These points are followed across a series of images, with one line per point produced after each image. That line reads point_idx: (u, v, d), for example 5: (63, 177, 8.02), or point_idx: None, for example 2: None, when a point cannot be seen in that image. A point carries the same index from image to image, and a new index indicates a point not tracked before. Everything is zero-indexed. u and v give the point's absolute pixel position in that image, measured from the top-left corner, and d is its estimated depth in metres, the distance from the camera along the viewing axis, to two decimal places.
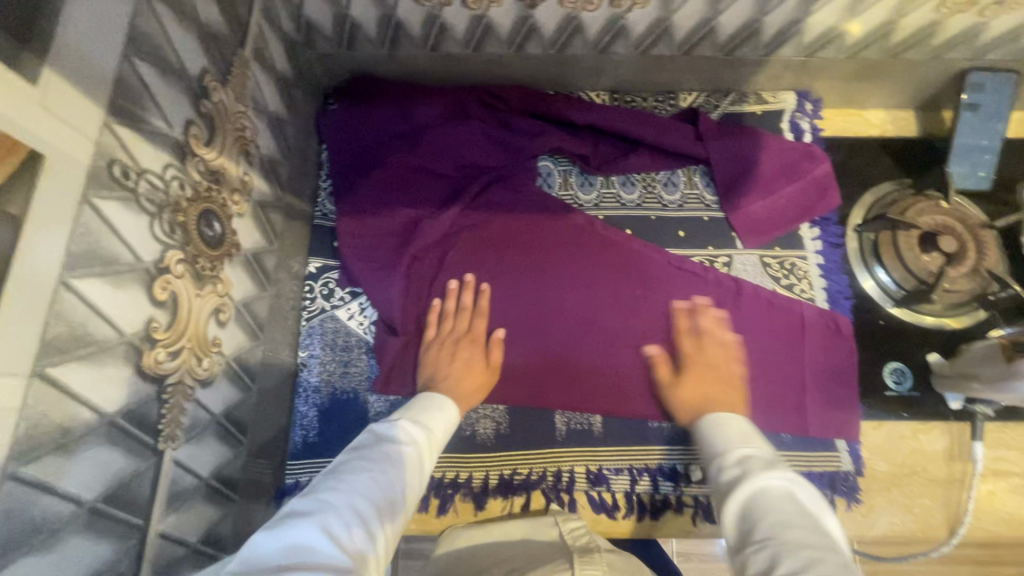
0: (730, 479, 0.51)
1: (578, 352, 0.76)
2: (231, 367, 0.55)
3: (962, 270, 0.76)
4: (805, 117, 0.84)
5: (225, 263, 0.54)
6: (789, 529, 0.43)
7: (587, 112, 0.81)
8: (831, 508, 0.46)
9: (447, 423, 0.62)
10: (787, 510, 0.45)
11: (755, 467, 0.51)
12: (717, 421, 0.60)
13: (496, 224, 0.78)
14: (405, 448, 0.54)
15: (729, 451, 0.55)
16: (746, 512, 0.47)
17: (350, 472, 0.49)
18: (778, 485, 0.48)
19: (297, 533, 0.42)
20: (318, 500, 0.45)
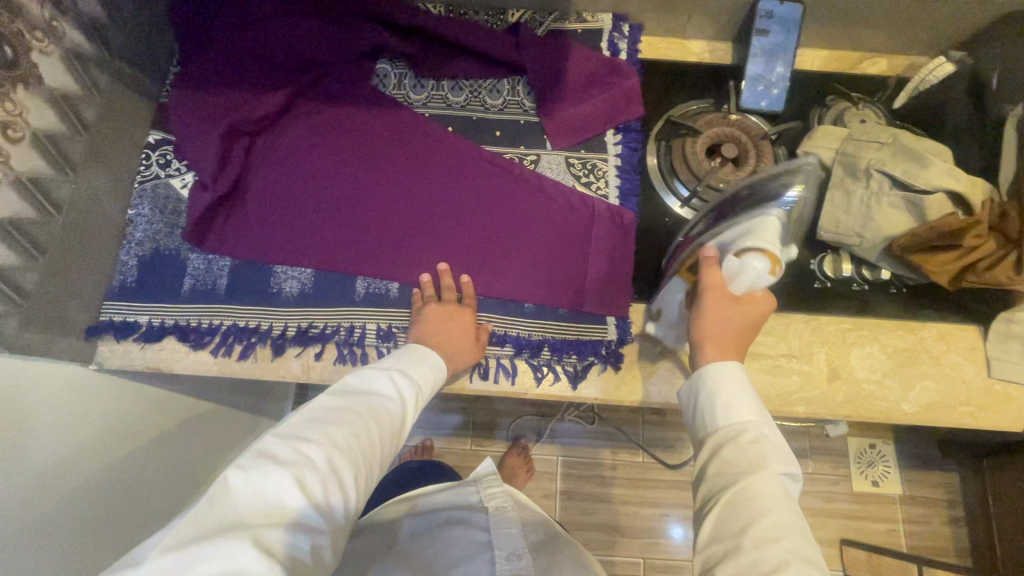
0: (736, 464, 0.54)
1: (383, 226, 0.84)
2: (23, 183, 0.66)
3: (741, 176, 0.84)
4: (621, 38, 0.93)
5: (20, 87, 0.64)
6: (786, 528, 0.50)
7: (413, 15, 0.88)
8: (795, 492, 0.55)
9: (434, 380, 0.70)
10: (785, 505, 0.51)
11: (772, 453, 0.55)
12: (742, 390, 0.59)
13: (327, 113, 0.87)
14: (387, 405, 0.63)
15: (744, 424, 0.57)
16: (750, 506, 0.51)
17: (331, 422, 0.58)
18: (783, 475, 0.54)
19: (280, 484, 0.50)
20: (298, 451, 0.53)
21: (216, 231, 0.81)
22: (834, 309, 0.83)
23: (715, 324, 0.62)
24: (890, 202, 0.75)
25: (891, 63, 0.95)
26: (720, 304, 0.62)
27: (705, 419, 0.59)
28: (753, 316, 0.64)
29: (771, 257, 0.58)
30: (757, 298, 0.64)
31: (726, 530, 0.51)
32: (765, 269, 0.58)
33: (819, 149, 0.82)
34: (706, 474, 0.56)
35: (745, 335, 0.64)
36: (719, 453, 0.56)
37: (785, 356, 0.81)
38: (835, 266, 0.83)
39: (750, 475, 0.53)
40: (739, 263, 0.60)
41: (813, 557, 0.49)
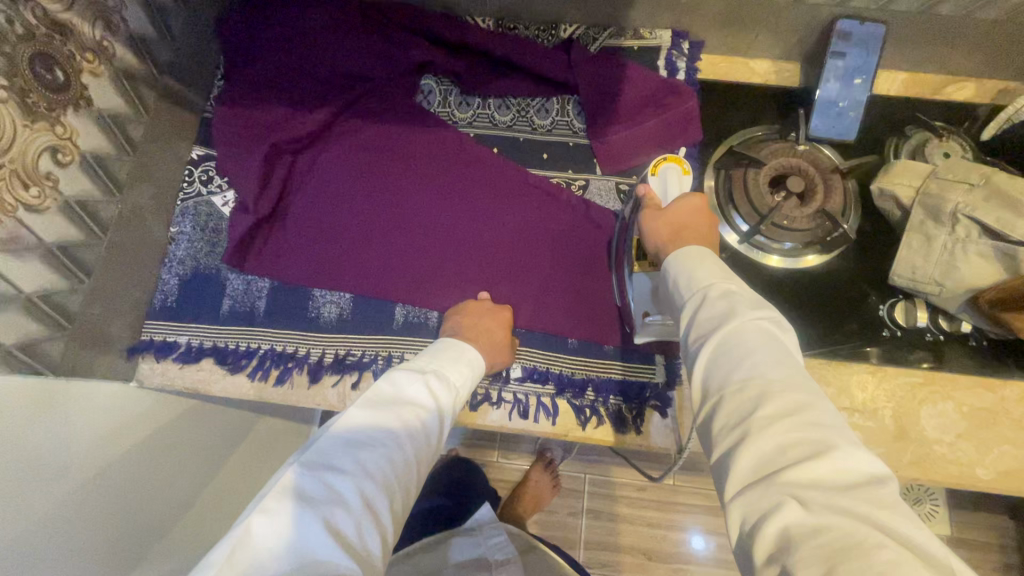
0: (708, 322, 0.50)
1: (423, 251, 0.82)
2: (71, 207, 0.65)
3: (806, 212, 0.79)
4: (681, 56, 0.87)
5: (70, 110, 0.63)
6: (771, 365, 0.45)
7: (461, 32, 0.85)
8: (793, 334, 0.50)
9: (469, 380, 0.66)
10: (766, 342, 0.47)
11: (742, 303, 0.50)
12: (695, 255, 0.58)
13: (368, 131, 0.85)
14: (421, 414, 0.59)
15: (706, 286, 0.53)
16: (728, 348, 0.47)
17: (363, 444, 0.54)
18: (761, 319, 0.49)
19: (311, 528, 0.46)
20: (329, 488, 0.50)
21: (256, 253, 0.80)
22: (904, 360, 0.76)
23: (660, 224, 0.66)
24: (979, 251, 0.68)
25: (979, 88, 0.87)
26: (653, 211, 0.68)
27: (677, 300, 0.56)
28: (692, 206, 0.67)
29: (678, 164, 0.75)
30: (685, 195, 0.68)
31: (711, 385, 0.47)
32: (679, 174, 0.74)
33: (895, 187, 0.75)
34: (687, 338, 0.52)
35: (697, 220, 0.66)
36: (692, 316, 0.52)
37: (847, 410, 0.75)
38: (908, 314, 0.76)
39: (721, 326, 0.49)
40: (660, 183, 0.74)
41: (809, 388, 0.44)
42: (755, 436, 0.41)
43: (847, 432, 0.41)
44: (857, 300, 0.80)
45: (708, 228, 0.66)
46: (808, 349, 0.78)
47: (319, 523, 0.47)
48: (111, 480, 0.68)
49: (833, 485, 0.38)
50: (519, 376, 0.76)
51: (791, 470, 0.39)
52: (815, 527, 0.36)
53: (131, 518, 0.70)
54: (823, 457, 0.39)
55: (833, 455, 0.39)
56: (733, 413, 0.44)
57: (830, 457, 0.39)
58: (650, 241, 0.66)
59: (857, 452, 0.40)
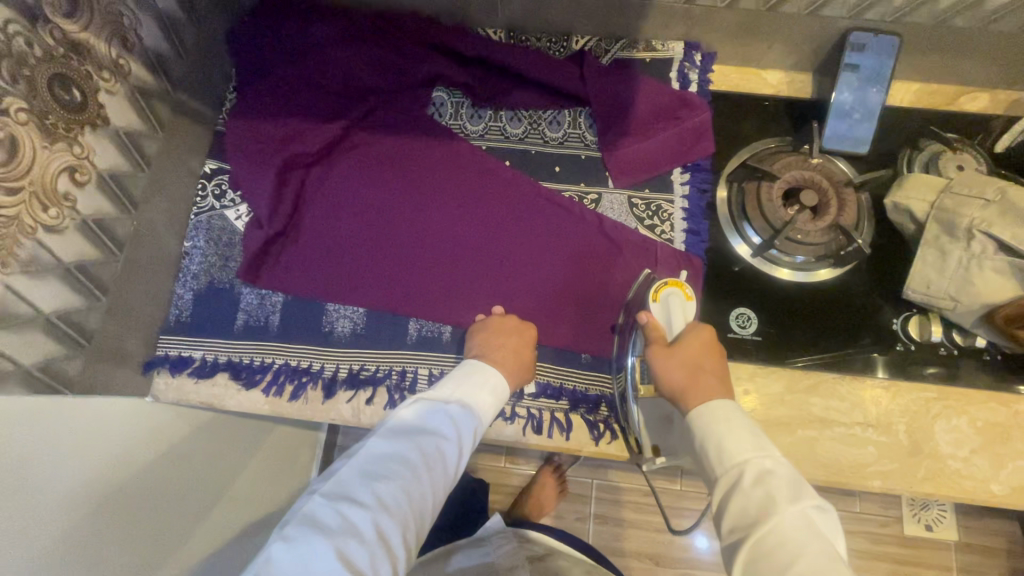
0: (744, 513, 0.51)
1: (436, 264, 0.82)
2: (87, 225, 0.65)
3: (818, 226, 0.79)
4: (693, 67, 0.87)
5: (88, 130, 0.63)
6: (819, 573, 0.45)
7: (473, 45, 0.85)
8: (836, 527, 0.50)
9: (491, 407, 0.66)
10: (810, 541, 0.47)
11: (780, 490, 0.51)
12: (722, 415, 0.58)
13: (379, 145, 0.85)
14: (440, 444, 0.59)
15: (740, 462, 0.54)
16: (773, 556, 0.47)
17: (379, 474, 0.55)
18: (804, 512, 0.49)
19: (324, 561, 0.48)
20: (344, 520, 0.51)
21: (269, 267, 0.80)
22: (920, 375, 0.76)
23: (673, 368, 0.63)
24: (994, 267, 0.68)
25: (993, 99, 0.86)
26: (661, 350, 0.65)
27: (707, 470, 0.57)
28: (701, 344, 0.66)
29: (680, 289, 0.71)
30: (692, 331, 0.67)
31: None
32: (682, 302, 0.71)
33: (910, 201, 0.75)
34: (722, 526, 0.52)
35: (707, 359, 0.65)
36: (726, 502, 0.53)
37: (859, 425, 0.75)
38: (922, 328, 0.77)
39: (761, 521, 0.49)
40: (663, 311, 0.71)
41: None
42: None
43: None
44: (871, 313, 0.79)
45: (719, 366, 0.65)
46: (822, 364, 0.78)
47: (332, 552, 0.49)
48: (132, 494, 0.68)
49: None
50: (534, 392, 0.77)
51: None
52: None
53: (152, 531, 0.70)
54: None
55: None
56: None
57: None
58: (665, 386, 0.63)
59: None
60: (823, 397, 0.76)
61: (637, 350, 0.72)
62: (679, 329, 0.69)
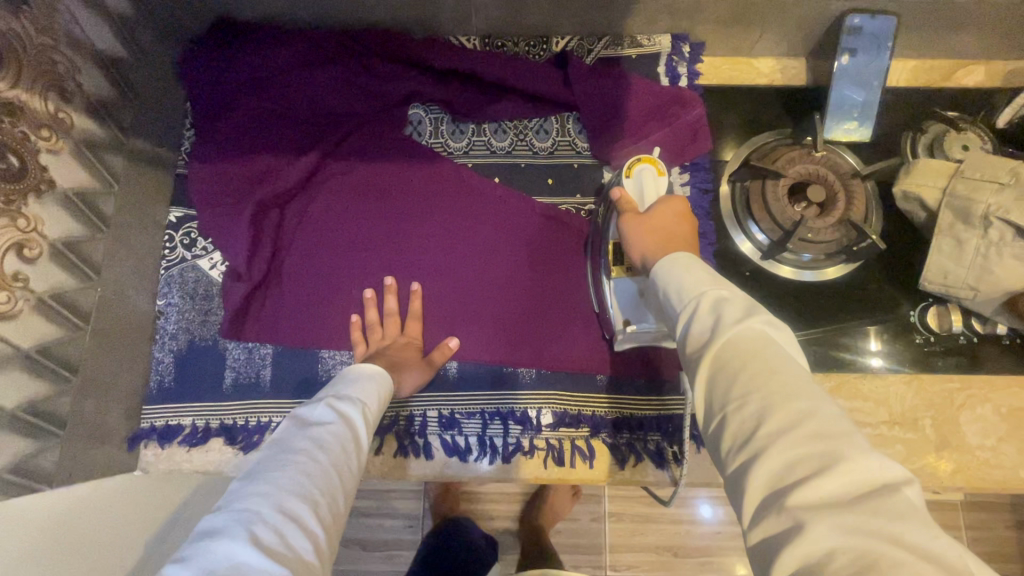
0: (700, 334, 0.45)
1: (433, 298, 0.77)
2: (45, 304, 0.58)
3: (827, 221, 0.74)
4: (682, 61, 0.82)
5: (31, 198, 0.55)
6: (768, 374, 0.40)
7: (448, 58, 0.79)
8: (793, 335, 0.44)
9: (377, 394, 0.62)
10: (765, 349, 0.42)
11: (732, 311, 0.44)
12: (683, 261, 0.52)
13: (360, 172, 0.79)
14: (332, 429, 0.54)
15: (697, 295, 0.47)
16: (722, 372, 0.42)
17: (272, 469, 0.48)
18: (756, 328, 0.43)
19: (228, 549, 0.40)
20: (239, 509, 0.43)
21: (253, 320, 0.74)
22: (941, 368, 0.74)
23: (642, 236, 0.60)
24: (1013, 254, 0.66)
25: (990, 70, 0.83)
26: (632, 219, 0.63)
27: (670, 310, 0.50)
28: (675, 212, 0.62)
29: (653, 164, 0.69)
30: (665, 200, 0.63)
31: (713, 401, 0.42)
32: (656, 177, 0.69)
33: (919, 188, 0.72)
34: (683, 351, 0.46)
35: (680, 226, 0.61)
36: (684, 331, 0.47)
37: (886, 424, 0.73)
38: (942, 319, 0.74)
39: (713, 338, 0.44)
40: (635, 185, 0.69)
41: (808, 387, 0.39)
42: (760, 457, 0.36)
43: (855, 436, 0.36)
44: (887, 307, 0.77)
45: (690, 230, 0.61)
46: (844, 363, 0.75)
47: (231, 540, 0.40)
48: None
49: (846, 501, 0.33)
50: (550, 423, 0.73)
51: (798, 489, 0.34)
52: (829, 551, 0.31)
53: None
54: (831, 468, 0.34)
55: (839, 463, 0.34)
56: (743, 434, 0.38)
57: (840, 466, 0.34)
58: (636, 254, 0.60)
59: (865, 455, 0.34)
60: (847, 398, 0.74)
61: (610, 234, 0.70)
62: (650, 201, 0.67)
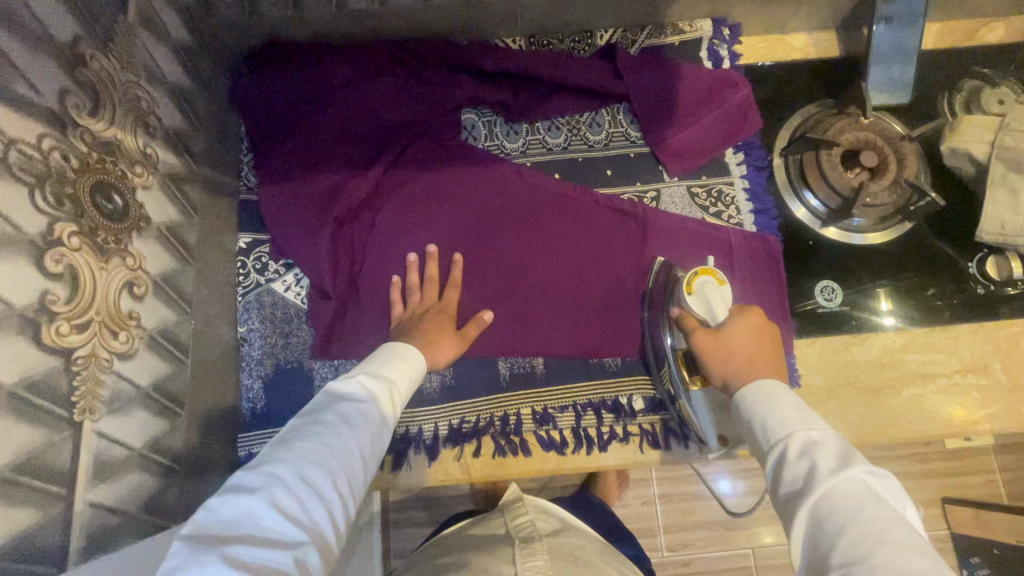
0: (795, 485, 0.45)
1: (512, 298, 0.77)
2: (155, 339, 0.57)
3: (883, 184, 0.76)
4: (722, 44, 0.85)
5: (133, 236, 0.55)
6: (872, 541, 0.38)
7: (499, 59, 0.80)
8: (897, 487, 0.43)
9: (414, 371, 0.64)
10: (869, 508, 0.40)
11: (824, 459, 0.45)
12: (770, 392, 0.53)
13: (422, 181, 0.78)
14: (364, 406, 0.55)
15: (783, 436, 0.48)
16: (821, 533, 0.41)
17: (300, 436, 0.50)
18: (857, 481, 0.42)
19: (254, 509, 0.42)
20: (266, 470, 0.45)
21: (339, 337, 0.74)
22: (1004, 313, 0.77)
23: (722, 359, 0.60)
24: None
25: (1011, 27, 0.87)
26: (706, 337, 0.62)
27: (757, 448, 0.51)
28: (750, 327, 0.62)
29: (711, 274, 0.69)
30: (739, 316, 0.63)
31: (813, 563, 0.41)
32: (717, 288, 0.68)
33: (968, 144, 0.75)
34: (775, 495, 0.47)
35: (761, 344, 0.61)
36: (775, 473, 0.48)
37: (958, 373, 0.76)
38: (1001, 269, 0.77)
39: (807, 492, 0.43)
40: (701, 301, 0.67)
41: (921, 561, 0.37)
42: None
43: None
44: (943, 261, 0.80)
45: (772, 348, 0.61)
46: (911, 320, 0.78)
47: (255, 500, 0.43)
48: None
49: None
50: (643, 408, 0.74)
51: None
52: None
53: None
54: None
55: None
56: None
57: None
58: (716, 377, 0.60)
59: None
60: (919, 353, 0.77)
61: (675, 345, 0.70)
62: (722, 316, 0.65)
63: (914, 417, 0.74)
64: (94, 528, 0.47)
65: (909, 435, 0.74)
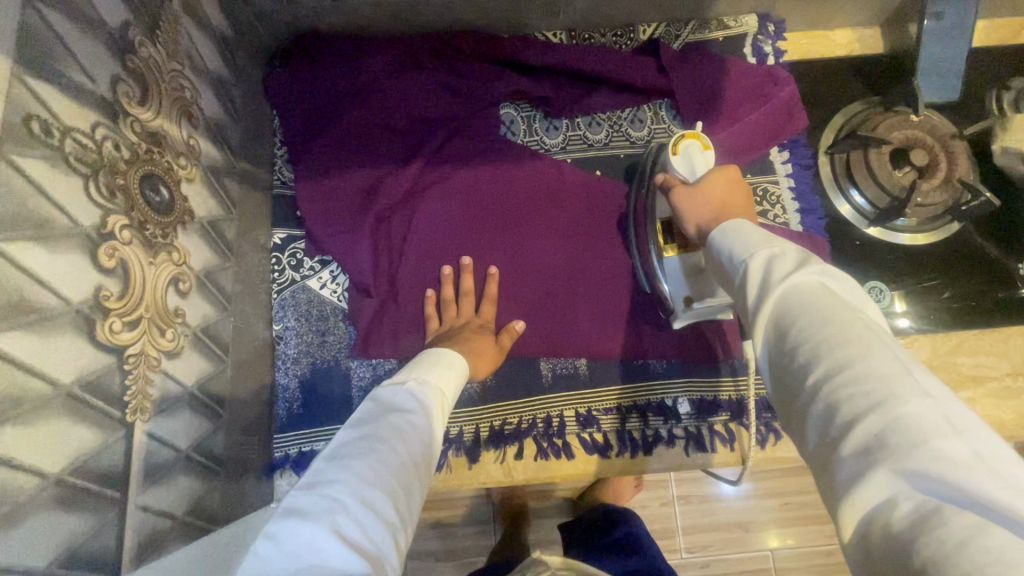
0: (753, 290, 0.39)
1: (554, 299, 0.75)
2: (198, 337, 0.56)
3: (934, 183, 0.74)
4: (767, 40, 0.83)
5: (178, 230, 0.53)
6: (825, 325, 0.34)
7: (542, 52, 0.78)
8: (857, 286, 0.38)
9: (456, 379, 0.58)
10: (822, 298, 0.36)
11: (781, 265, 0.39)
12: (733, 227, 0.46)
13: (462, 177, 0.76)
14: (411, 416, 0.49)
15: (746, 256, 0.42)
16: (773, 330, 0.37)
17: (350, 454, 0.43)
18: (811, 281, 0.38)
19: (316, 541, 0.36)
20: (322, 498, 0.39)
21: (377, 335, 0.72)
22: None
23: (699, 206, 0.56)
24: None
25: None
26: (683, 191, 0.59)
27: (726, 280, 0.45)
28: (727, 179, 0.58)
29: (698, 138, 0.65)
30: (715, 169, 0.59)
31: (773, 354, 0.37)
32: (702, 151, 0.65)
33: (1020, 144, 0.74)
34: (740, 315, 0.42)
35: (738, 194, 0.57)
36: (739, 294, 0.41)
37: (1011, 376, 0.74)
38: None
39: (766, 293, 0.38)
40: (685, 163, 0.65)
41: (863, 330, 0.34)
42: (816, 410, 0.32)
43: (913, 376, 0.31)
44: (993, 262, 0.78)
45: (749, 201, 0.57)
46: (962, 324, 0.76)
47: (315, 531, 0.37)
48: None
49: (906, 439, 0.28)
50: (689, 412, 0.73)
51: (848, 435, 0.30)
52: (892, 496, 0.27)
53: None
54: (886, 410, 0.29)
55: (894, 404, 0.29)
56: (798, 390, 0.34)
57: (889, 408, 0.29)
58: (692, 225, 0.56)
59: (921, 392, 0.30)
60: (969, 355, 0.75)
61: (657, 212, 0.67)
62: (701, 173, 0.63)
63: None
64: (144, 533, 0.46)
65: None
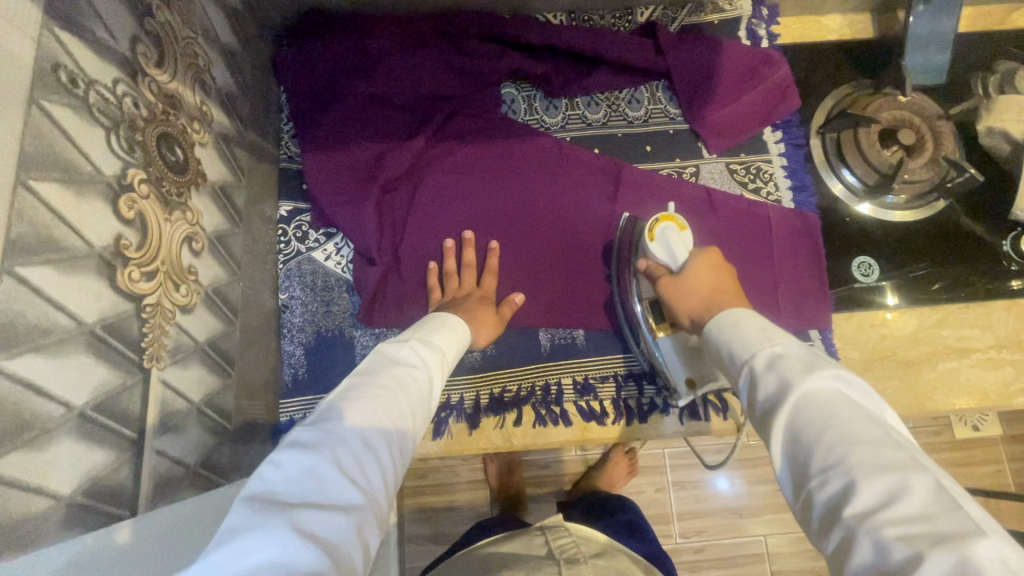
0: (767, 400, 0.42)
1: (552, 271, 0.77)
2: (210, 297, 0.58)
3: (920, 161, 0.77)
4: (761, 24, 0.86)
5: (191, 191, 0.55)
6: (847, 445, 0.36)
7: (542, 32, 0.80)
8: (869, 395, 0.41)
9: (457, 346, 0.60)
10: (843, 410, 0.38)
11: (793, 369, 0.42)
12: (729, 319, 0.51)
13: (465, 152, 0.78)
14: (415, 371, 0.51)
15: (750, 358, 0.46)
16: (793, 444, 0.39)
17: (355, 395, 0.45)
18: (828, 389, 0.40)
19: (319, 468, 0.38)
20: (327, 430, 0.41)
21: (381, 304, 0.74)
22: None
23: (689, 296, 0.60)
24: None
25: None
26: (670, 281, 0.63)
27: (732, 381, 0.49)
28: (710, 264, 0.62)
29: (672, 220, 0.66)
30: (699, 255, 0.63)
31: (796, 461, 0.39)
32: (679, 232, 0.66)
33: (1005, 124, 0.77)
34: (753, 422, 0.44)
35: (722, 278, 0.60)
36: (749, 398, 0.45)
37: (994, 347, 0.76)
38: None
39: (787, 399, 0.40)
40: (663, 248, 0.65)
41: (893, 450, 0.35)
42: (854, 537, 0.33)
43: (956, 509, 0.31)
44: (977, 238, 0.80)
45: (733, 281, 0.61)
46: (947, 298, 0.78)
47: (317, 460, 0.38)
48: None
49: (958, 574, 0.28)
50: None
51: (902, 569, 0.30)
52: None
53: None
54: (935, 544, 0.29)
55: (944, 536, 0.30)
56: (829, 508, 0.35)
57: (940, 542, 0.29)
58: (685, 310, 0.60)
59: (966, 524, 0.30)
60: (954, 328, 0.77)
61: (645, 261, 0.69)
62: (682, 259, 0.64)
63: (944, 389, 0.75)
64: (159, 476, 0.47)
65: (945, 408, 0.75)
